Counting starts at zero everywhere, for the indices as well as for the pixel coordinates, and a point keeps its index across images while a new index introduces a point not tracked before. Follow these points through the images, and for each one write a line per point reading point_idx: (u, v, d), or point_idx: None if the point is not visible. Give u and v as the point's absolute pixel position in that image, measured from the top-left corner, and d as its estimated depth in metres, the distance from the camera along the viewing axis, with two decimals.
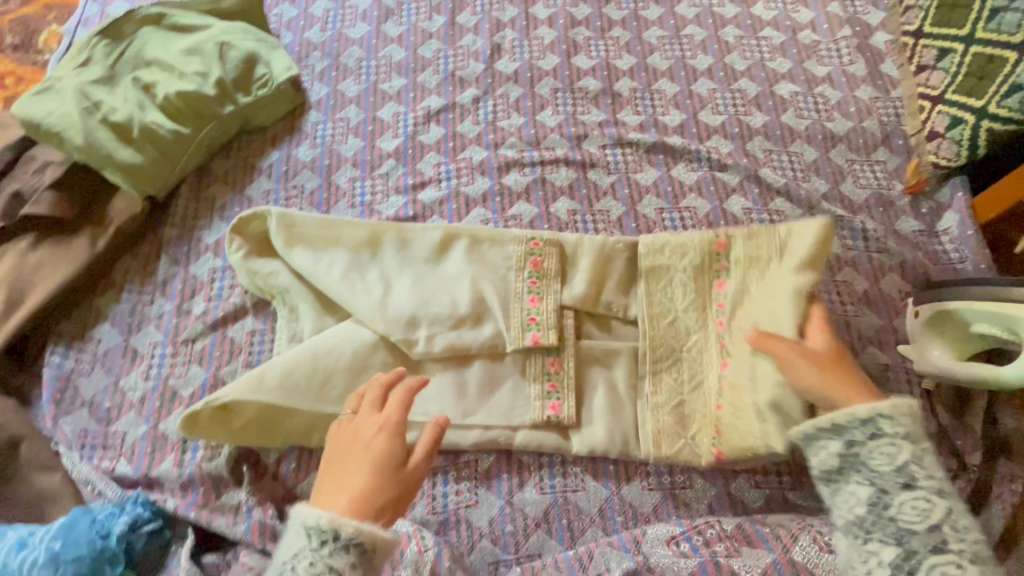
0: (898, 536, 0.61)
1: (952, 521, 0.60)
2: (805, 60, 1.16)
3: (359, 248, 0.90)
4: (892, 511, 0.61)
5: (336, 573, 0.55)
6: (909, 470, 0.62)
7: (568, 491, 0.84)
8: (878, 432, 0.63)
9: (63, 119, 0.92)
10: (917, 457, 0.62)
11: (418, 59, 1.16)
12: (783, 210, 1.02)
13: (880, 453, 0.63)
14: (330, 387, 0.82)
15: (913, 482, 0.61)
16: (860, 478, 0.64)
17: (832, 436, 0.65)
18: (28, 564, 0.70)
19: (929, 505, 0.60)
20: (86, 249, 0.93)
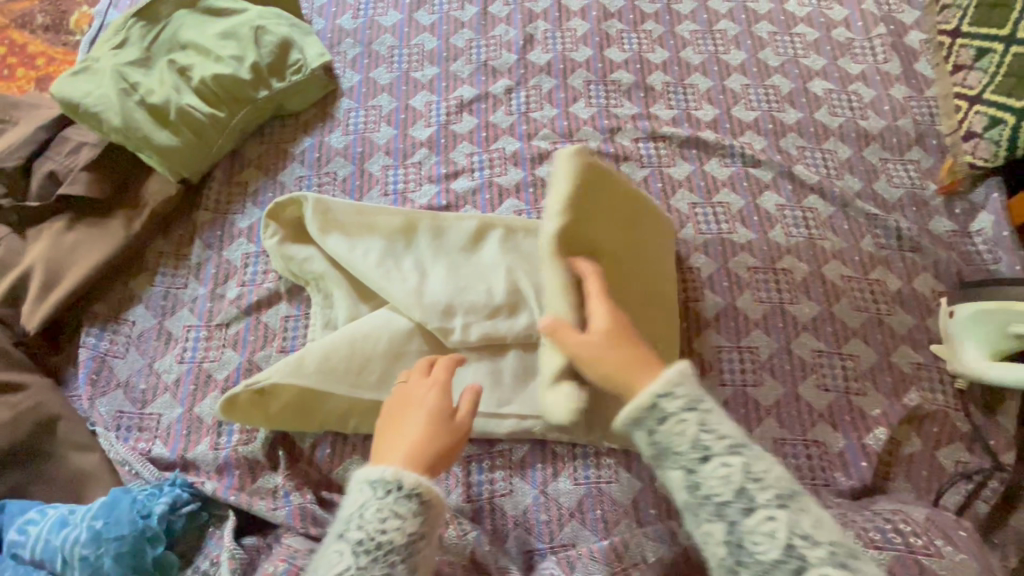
0: (718, 513, 0.53)
1: (755, 473, 0.53)
2: (839, 57, 1.15)
3: (395, 236, 0.90)
4: (703, 490, 0.54)
5: (401, 519, 0.54)
6: (702, 442, 0.55)
7: (602, 482, 0.84)
8: (692, 404, 0.56)
9: (101, 99, 0.93)
10: (703, 423, 0.55)
11: (449, 48, 1.16)
12: (816, 207, 1.02)
13: (674, 430, 0.55)
14: (367, 373, 0.82)
15: (707, 450, 0.55)
16: (672, 461, 0.56)
17: (637, 427, 0.58)
18: (71, 542, 0.71)
19: (734, 471, 0.53)
20: (122, 231, 0.94)
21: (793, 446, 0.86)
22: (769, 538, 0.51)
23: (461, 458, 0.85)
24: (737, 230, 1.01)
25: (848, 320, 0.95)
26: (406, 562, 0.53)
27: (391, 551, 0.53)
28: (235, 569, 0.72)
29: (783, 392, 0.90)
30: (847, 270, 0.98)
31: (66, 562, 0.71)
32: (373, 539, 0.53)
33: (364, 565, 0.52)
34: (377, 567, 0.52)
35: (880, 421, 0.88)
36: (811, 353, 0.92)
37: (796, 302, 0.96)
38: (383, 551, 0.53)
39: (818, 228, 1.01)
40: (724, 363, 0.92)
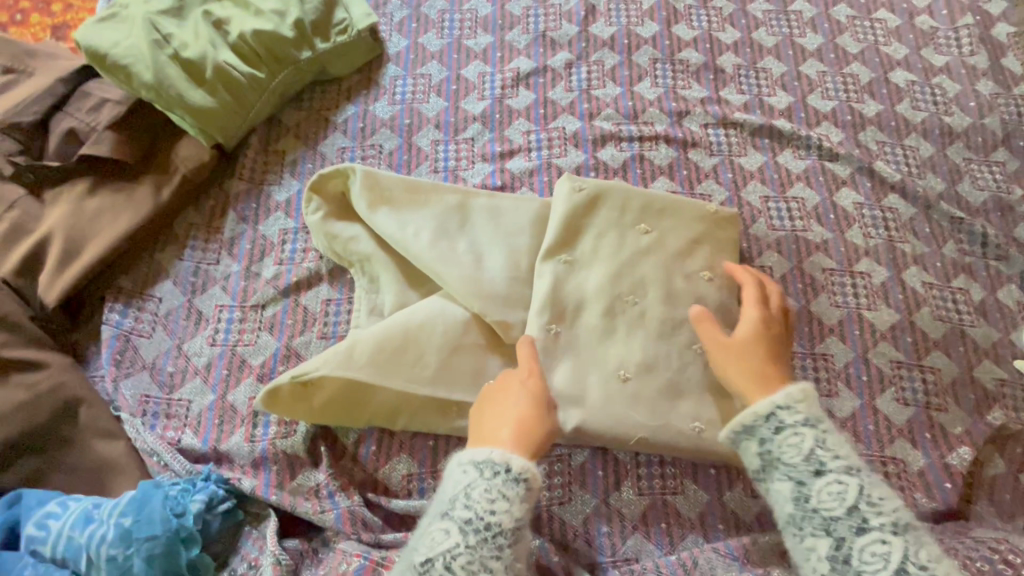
0: (825, 527, 0.57)
1: (868, 497, 0.57)
2: (922, 47, 1.07)
3: (450, 215, 0.82)
4: (813, 502, 0.58)
5: (509, 501, 0.55)
6: (816, 457, 0.59)
7: (667, 493, 0.78)
8: (811, 423, 0.60)
9: (131, 51, 0.84)
10: (821, 441, 0.60)
11: (505, 16, 1.07)
12: (897, 207, 0.96)
13: (790, 444, 0.60)
14: (422, 366, 0.73)
15: (822, 469, 0.59)
16: (779, 474, 0.60)
17: (747, 437, 0.63)
18: (97, 540, 0.65)
19: (848, 490, 0.57)
20: (149, 198, 0.85)
21: (870, 462, 0.81)
22: (881, 559, 0.54)
23: None
24: (812, 228, 0.94)
25: (928, 330, 0.88)
26: (512, 544, 0.55)
27: (500, 533, 0.54)
28: None
29: (859, 404, 0.84)
30: (928, 276, 0.92)
31: (91, 563, 0.65)
32: (482, 519, 0.54)
33: (473, 544, 0.53)
34: (486, 547, 0.54)
35: (963, 440, 0.82)
36: (889, 364, 0.86)
37: (874, 308, 0.90)
38: (491, 532, 0.54)
39: (898, 230, 0.94)
40: (797, 370, 0.86)
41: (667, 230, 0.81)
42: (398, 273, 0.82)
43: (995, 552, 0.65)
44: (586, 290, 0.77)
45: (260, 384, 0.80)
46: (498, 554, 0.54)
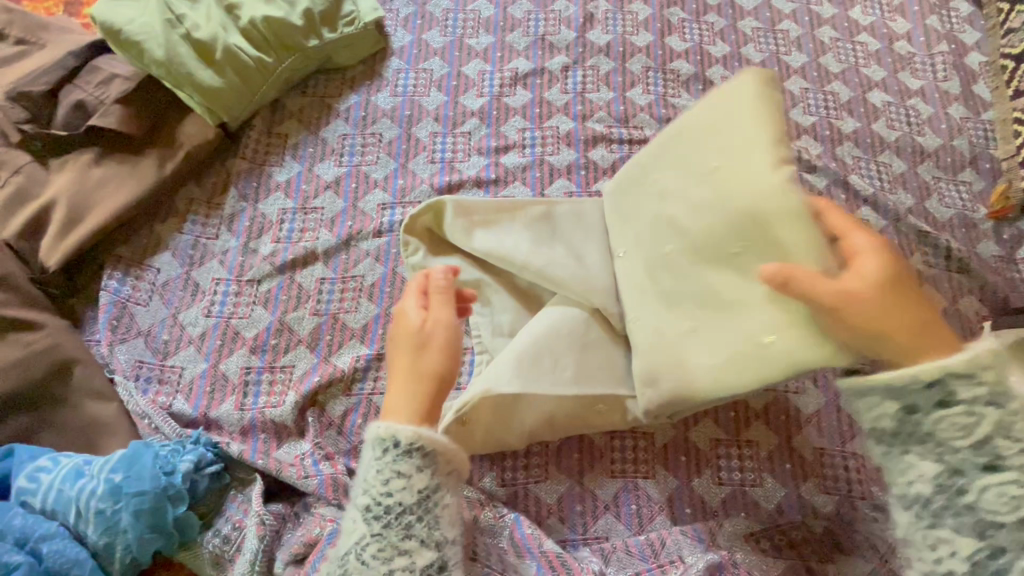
0: (978, 529, 0.50)
1: None
2: (899, 71, 1.14)
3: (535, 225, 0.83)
4: (972, 497, 0.51)
5: (405, 479, 0.54)
6: (1001, 446, 0.51)
7: (639, 478, 0.81)
8: (993, 402, 0.51)
9: (145, 28, 0.87)
10: (1008, 426, 0.51)
11: (507, 18, 1.11)
12: (869, 219, 1.01)
13: (948, 424, 0.52)
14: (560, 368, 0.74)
15: (1000, 460, 0.51)
16: (922, 449, 0.54)
17: (877, 395, 0.55)
18: (88, 493, 0.67)
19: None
20: (153, 171, 0.88)
21: (832, 457, 0.83)
22: None
23: None
24: None
25: None
26: (421, 517, 0.54)
27: (403, 512, 0.54)
28: (263, 536, 0.69)
29: (824, 402, 0.87)
30: None
31: (80, 515, 0.67)
32: (380, 502, 0.54)
33: (379, 531, 0.53)
34: (391, 529, 0.53)
35: None
36: None
37: None
38: (394, 513, 0.54)
39: None
40: None
41: (661, 157, 0.73)
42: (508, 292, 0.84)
43: None
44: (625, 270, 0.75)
45: (252, 355, 0.83)
46: (407, 532, 0.54)
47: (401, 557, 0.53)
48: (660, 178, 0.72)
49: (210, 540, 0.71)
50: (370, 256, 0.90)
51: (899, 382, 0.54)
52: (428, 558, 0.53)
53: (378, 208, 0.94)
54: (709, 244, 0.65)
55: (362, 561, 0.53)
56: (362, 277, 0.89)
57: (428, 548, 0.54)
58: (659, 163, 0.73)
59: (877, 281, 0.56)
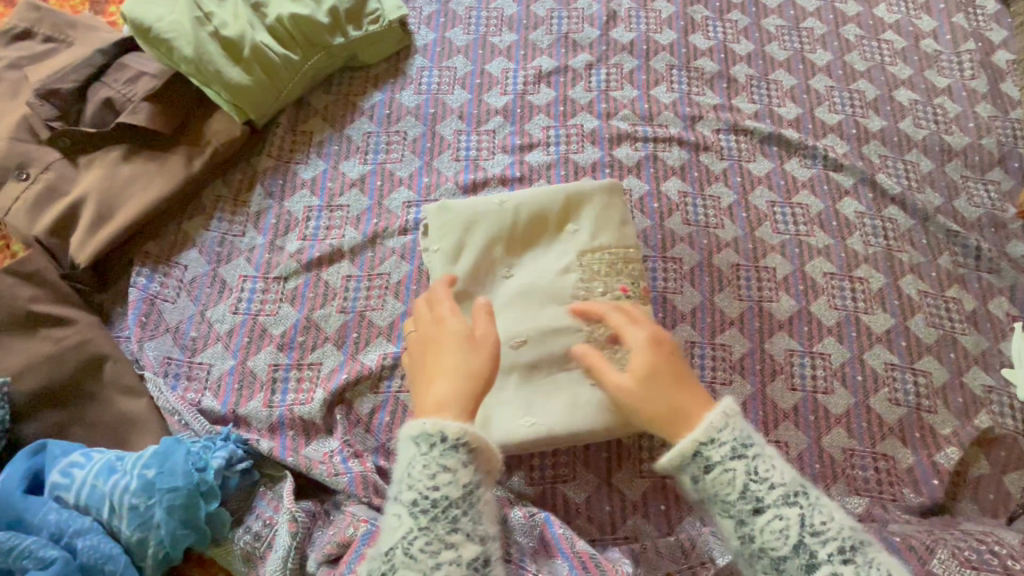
0: (775, 567, 0.55)
1: (811, 525, 0.55)
2: (925, 69, 1.12)
3: (570, 223, 0.82)
4: (759, 542, 0.56)
5: (450, 472, 0.54)
6: (753, 492, 0.56)
7: (668, 477, 0.80)
8: (738, 452, 0.58)
9: (174, 26, 0.88)
10: (753, 472, 0.57)
11: (530, 16, 1.11)
12: (896, 218, 1.00)
13: (722, 482, 0.57)
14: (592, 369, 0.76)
15: (761, 503, 0.56)
16: (780, 509, 0.56)
17: (735, 465, 0.57)
18: (121, 489, 0.67)
19: (790, 524, 0.55)
20: (181, 168, 0.88)
21: (862, 457, 0.84)
22: None
23: None
24: (815, 233, 0.98)
25: (921, 335, 0.92)
26: (467, 511, 0.54)
27: (449, 506, 0.53)
28: (296, 533, 0.69)
29: (854, 402, 0.88)
30: (924, 284, 0.96)
31: (114, 510, 0.67)
32: (426, 496, 0.53)
33: (425, 525, 0.53)
34: (438, 523, 0.53)
35: (951, 441, 0.86)
36: (883, 366, 0.90)
37: (871, 312, 0.94)
38: (440, 506, 0.53)
39: (897, 239, 0.98)
40: (796, 366, 0.89)
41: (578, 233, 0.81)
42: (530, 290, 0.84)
43: (981, 543, 0.67)
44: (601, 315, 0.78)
45: (280, 352, 0.83)
46: (453, 526, 0.53)
47: (447, 551, 0.52)
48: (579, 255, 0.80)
49: (242, 537, 0.71)
50: (395, 253, 0.90)
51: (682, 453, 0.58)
52: (474, 552, 0.53)
53: (403, 206, 0.94)
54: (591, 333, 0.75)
55: (408, 555, 0.52)
56: (388, 275, 0.89)
57: (474, 541, 0.53)
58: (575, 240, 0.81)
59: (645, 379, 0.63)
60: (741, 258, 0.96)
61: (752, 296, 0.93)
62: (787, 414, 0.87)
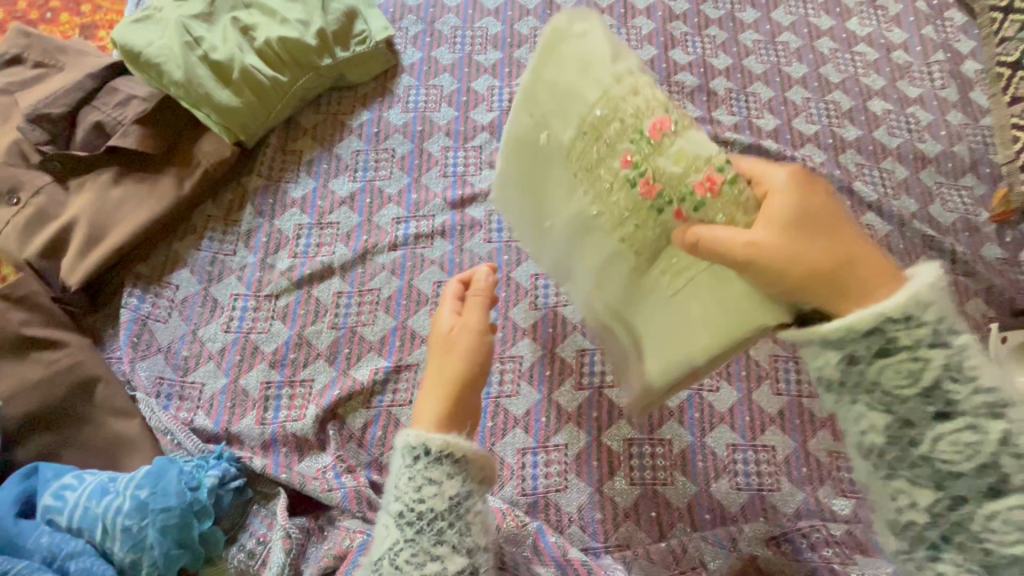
0: (935, 478, 0.47)
1: (1015, 445, 0.45)
2: (898, 79, 1.16)
3: (540, 129, 0.68)
4: (927, 449, 0.47)
5: (435, 485, 0.55)
6: (941, 389, 0.46)
7: (657, 484, 0.81)
8: (937, 341, 0.46)
9: (164, 51, 0.89)
10: (949, 366, 0.46)
11: (514, 35, 1.14)
12: (874, 224, 1.03)
13: (898, 373, 0.47)
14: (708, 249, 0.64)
15: (949, 408, 0.46)
16: (970, 414, 0.46)
17: (920, 349, 0.46)
18: (113, 511, 0.67)
19: (985, 438, 0.46)
20: (172, 190, 0.89)
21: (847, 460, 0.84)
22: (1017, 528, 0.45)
23: (515, 449, 0.83)
24: None
25: None
26: (453, 523, 0.55)
27: (434, 518, 0.55)
28: (289, 549, 0.70)
29: None
30: None
31: (106, 532, 0.67)
32: (412, 507, 0.55)
33: (412, 536, 0.54)
34: (424, 534, 0.54)
35: None
36: None
37: None
38: (425, 518, 0.55)
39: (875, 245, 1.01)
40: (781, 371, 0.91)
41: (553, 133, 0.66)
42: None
43: None
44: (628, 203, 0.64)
45: (272, 369, 0.84)
46: (439, 537, 0.54)
47: (433, 562, 0.53)
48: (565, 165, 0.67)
49: (235, 555, 0.72)
50: (386, 269, 0.92)
51: (835, 333, 0.48)
52: (460, 563, 0.54)
53: (392, 222, 0.96)
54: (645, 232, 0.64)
55: (395, 566, 0.53)
56: (378, 290, 0.90)
57: (459, 552, 0.54)
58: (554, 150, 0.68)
59: (795, 219, 0.53)
60: None
61: None
62: (774, 418, 0.87)
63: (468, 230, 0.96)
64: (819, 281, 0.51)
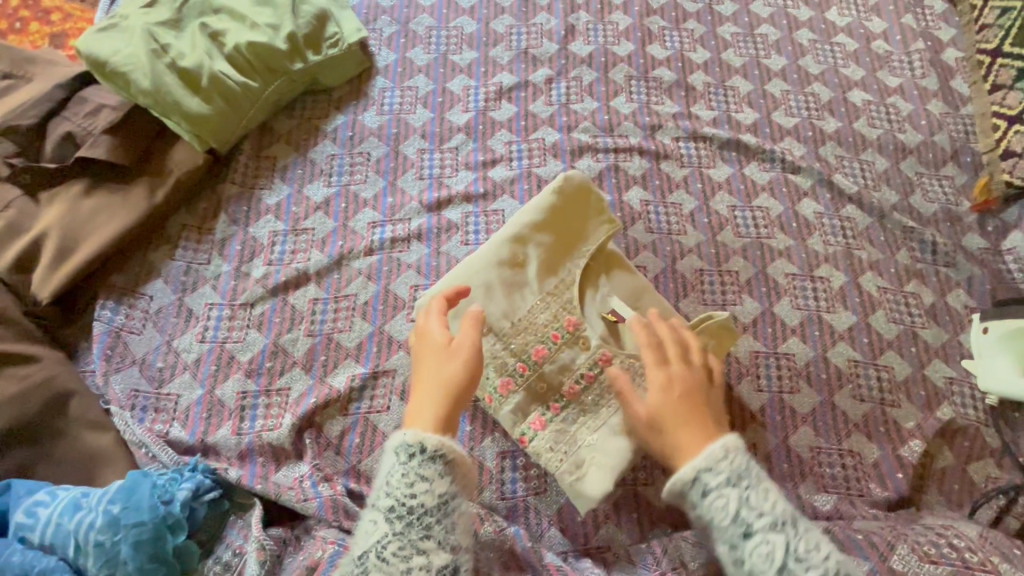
0: None
1: (796, 552, 0.56)
2: (877, 69, 1.15)
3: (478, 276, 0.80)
4: (746, 565, 0.56)
5: (427, 483, 0.58)
6: (743, 518, 0.57)
7: (638, 485, 0.81)
8: (733, 481, 0.58)
9: (130, 59, 0.87)
10: (745, 500, 0.57)
11: (490, 34, 1.13)
12: (854, 217, 1.02)
13: (716, 508, 0.57)
14: (597, 387, 0.77)
15: (751, 533, 0.56)
16: (766, 528, 0.56)
17: (721, 513, 0.57)
18: (86, 527, 0.66)
19: (776, 549, 0.56)
20: (144, 199, 0.89)
21: (828, 455, 0.86)
22: None
23: (495, 453, 0.82)
24: (776, 235, 1.00)
25: (883, 331, 0.94)
26: (440, 520, 0.57)
27: (423, 513, 0.57)
28: (264, 561, 0.68)
29: (819, 399, 0.89)
30: (883, 281, 0.98)
31: (79, 549, 0.66)
32: (403, 503, 0.57)
33: (400, 530, 0.57)
34: (412, 528, 0.57)
35: (914, 433, 0.88)
36: (847, 363, 0.92)
37: (833, 310, 0.95)
38: (415, 514, 0.57)
39: (855, 238, 1.01)
40: (761, 368, 0.91)
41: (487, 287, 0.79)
42: (548, 244, 0.81)
43: (941, 537, 0.69)
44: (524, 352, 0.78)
45: (248, 379, 0.84)
46: (426, 533, 0.57)
47: (419, 556, 0.56)
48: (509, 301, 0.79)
49: (211, 567, 0.71)
50: (362, 274, 0.91)
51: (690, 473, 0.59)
52: (444, 558, 0.57)
53: (368, 226, 0.95)
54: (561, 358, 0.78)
55: (382, 559, 0.56)
56: (355, 296, 0.90)
57: (444, 547, 0.57)
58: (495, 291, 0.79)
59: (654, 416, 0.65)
60: (704, 263, 0.97)
61: (716, 300, 0.95)
62: (755, 415, 0.88)
63: (445, 232, 0.95)
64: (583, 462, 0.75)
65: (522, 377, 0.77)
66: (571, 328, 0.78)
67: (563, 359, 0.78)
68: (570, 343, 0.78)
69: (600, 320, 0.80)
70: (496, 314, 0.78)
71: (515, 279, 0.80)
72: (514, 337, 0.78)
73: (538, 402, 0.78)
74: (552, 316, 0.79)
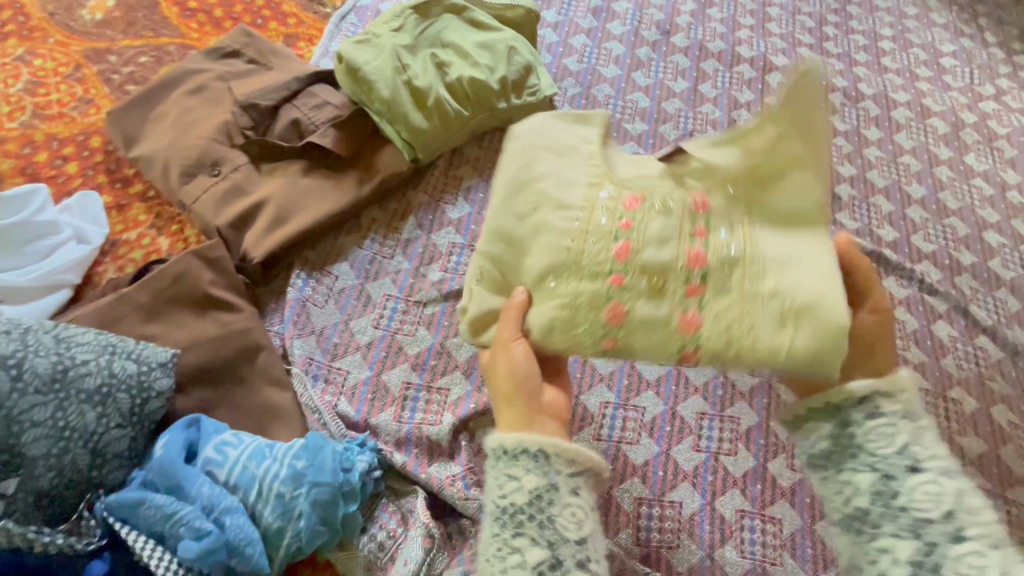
0: (914, 531, 0.50)
1: (968, 508, 0.50)
2: (1012, 217, 1.22)
3: (507, 255, 0.62)
4: (902, 500, 0.51)
5: (517, 479, 0.54)
6: (913, 453, 0.53)
7: (768, 563, 0.81)
8: (907, 416, 0.55)
9: (378, 70, 1.00)
10: (918, 437, 0.53)
11: (661, 112, 1.24)
12: (987, 348, 1.06)
13: (882, 430, 0.54)
14: (717, 234, 0.58)
15: (917, 465, 0.52)
16: (927, 469, 0.52)
17: (881, 435, 0.54)
18: (272, 476, 0.70)
19: (946, 492, 0.51)
20: (353, 190, 0.98)
21: None
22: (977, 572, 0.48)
23: (632, 497, 0.84)
24: (910, 348, 1.04)
25: (1014, 466, 0.95)
26: (532, 517, 0.53)
27: (516, 512, 0.54)
28: (428, 549, 0.72)
29: None
30: (1014, 416, 1.00)
31: (260, 495, 0.69)
32: (494, 503, 0.55)
33: (493, 531, 0.54)
34: (505, 529, 0.54)
35: None
36: None
37: (964, 434, 0.97)
38: (506, 513, 0.54)
39: (988, 367, 1.04)
40: None
41: (524, 258, 0.61)
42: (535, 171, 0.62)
43: None
44: (599, 273, 0.58)
45: (413, 372, 0.87)
46: (519, 531, 0.53)
47: (513, 555, 0.52)
48: (548, 254, 0.59)
49: (366, 544, 0.73)
50: None
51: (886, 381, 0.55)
52: (540, 556, 0.52)
53: None
54: (658, 233, 0.58)
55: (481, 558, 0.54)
56: None
57: (543, 547, 0.52)
58: (525, 254, 0.61)
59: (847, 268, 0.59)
60: None
61: None
62: None
63: None
64: (789, 318, 0.55)
65: (627, 289, 0.57)
66: (632, 201, 0.59)
67: (653, 230, 0.58)
68: (643, 219, 0.58)
69: (641, 176, 0.63)
70: (548, 268, 0.59)
71: (537, 226, 0.60)
72: (585, 267, 0.58)
73: (669, 302, 0.57)
74: (606, 211, 0.59)
